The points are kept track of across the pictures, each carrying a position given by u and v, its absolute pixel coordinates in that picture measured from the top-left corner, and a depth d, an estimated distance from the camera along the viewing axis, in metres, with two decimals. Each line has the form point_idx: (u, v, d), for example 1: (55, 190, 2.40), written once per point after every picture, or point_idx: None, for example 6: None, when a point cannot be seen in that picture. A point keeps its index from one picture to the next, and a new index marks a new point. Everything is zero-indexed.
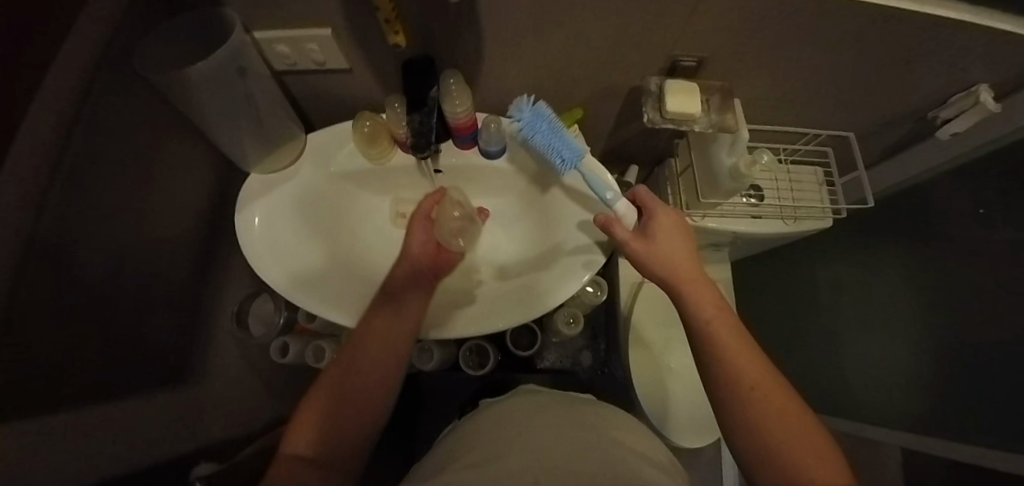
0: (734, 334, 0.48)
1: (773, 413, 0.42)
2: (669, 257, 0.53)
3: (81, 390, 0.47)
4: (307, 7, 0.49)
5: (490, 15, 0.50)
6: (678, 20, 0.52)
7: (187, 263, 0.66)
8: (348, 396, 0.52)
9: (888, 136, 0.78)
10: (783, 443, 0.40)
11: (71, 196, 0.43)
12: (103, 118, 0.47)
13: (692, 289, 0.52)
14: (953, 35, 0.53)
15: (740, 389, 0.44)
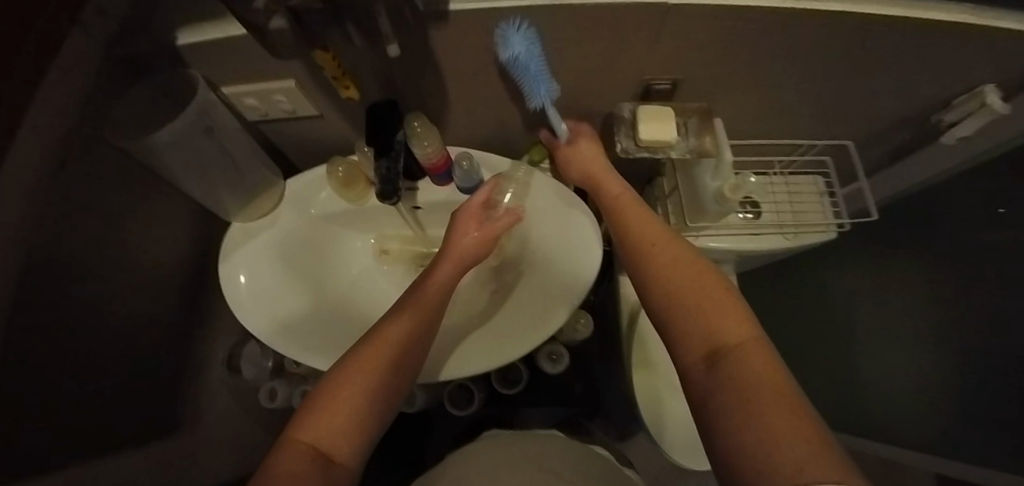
0: (665, 239, 0.45)
1: (694, 295, 0.38)
2: (586, 163, 0.57)
3: (69, 453, 0.47)
4: (267, 61, 0.49)
5: (448, 57, 0.49)
6: (645, 45, 0.50)
7: (174, 313, 0.66)
8: (396, 375, 0.41)
9: (890, 142, 0.73)
10: (704, 317, 0.36)
11: (50, 267, 0.44)
12: (77, 185, 0.47)
13: (603, 185, 0.54)
14: (948, 39, 0.50)
15: (661, 287, 0.40)
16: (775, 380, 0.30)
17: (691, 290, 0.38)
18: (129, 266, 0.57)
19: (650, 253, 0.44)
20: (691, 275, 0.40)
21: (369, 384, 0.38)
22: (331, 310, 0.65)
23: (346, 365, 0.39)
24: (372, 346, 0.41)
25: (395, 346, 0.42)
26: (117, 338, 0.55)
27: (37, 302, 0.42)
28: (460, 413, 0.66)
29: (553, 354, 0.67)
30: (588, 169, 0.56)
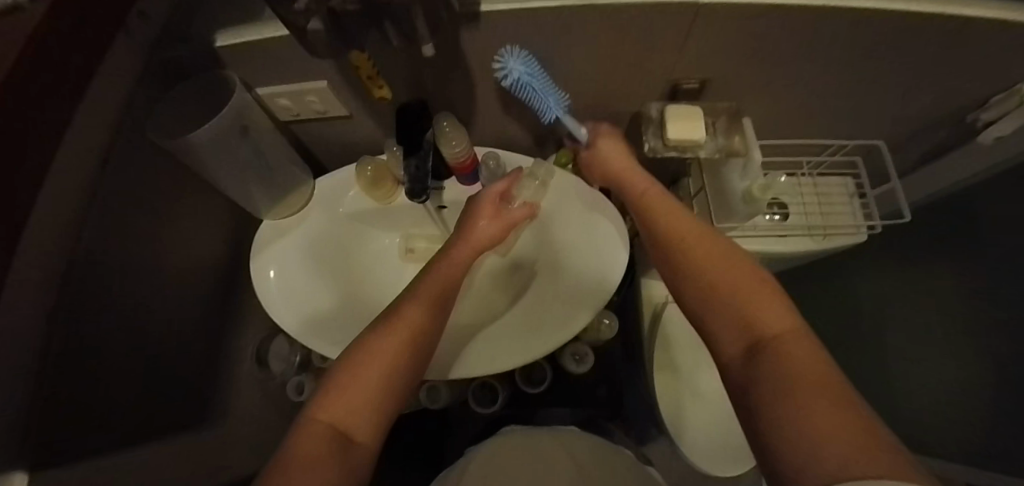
0: (702, 234, 0.45)
1: (734, 289, 0.38)
2: (616, 164, 0.57)
3: (108, 439, 0.49)
4: (303, 63, 0.51)
5: (478, 58, 0.50)
6: (674, 45, 0.50)
7: (209, 306, 0.69)
8: (415, 358, 0.42)
9: (925, 143, 0.71)
10: (747, 309, 0.36)
11: (90, 254, 0.45)
12: (122, 181, 0.49)
13: (638, 185, 0.54)
14: (986, 35, 0.49)
15: (699, 283, 0.41)
16: (822, 367, 0.30)
17: (731, 283, 0.39)
18: (167, 261, 0.59)
19: (686, 249, 0.44)
20: (728, 269, 0.40)
21: (388, 365, 0.39)
22: (357, 308, 0.66)
23: (367, 344, 0.40)
24: (392, 328, 0.42)
25: (415, 329, 0.43)
26: (154, 331, 0.57)
27: (76, 289, 0.44)
28: (484, 412, 0.66)
29: (577, 354, 0.67)
30: (618, 167, 0.56)
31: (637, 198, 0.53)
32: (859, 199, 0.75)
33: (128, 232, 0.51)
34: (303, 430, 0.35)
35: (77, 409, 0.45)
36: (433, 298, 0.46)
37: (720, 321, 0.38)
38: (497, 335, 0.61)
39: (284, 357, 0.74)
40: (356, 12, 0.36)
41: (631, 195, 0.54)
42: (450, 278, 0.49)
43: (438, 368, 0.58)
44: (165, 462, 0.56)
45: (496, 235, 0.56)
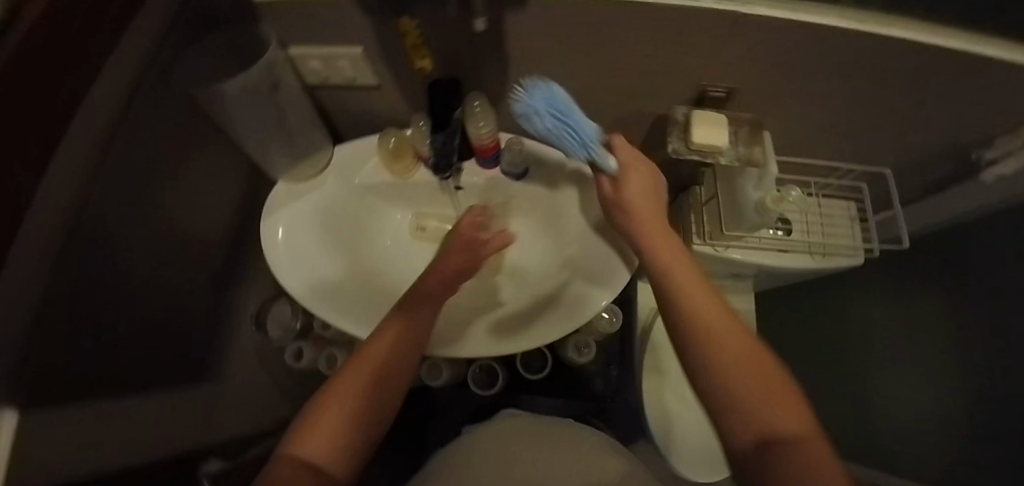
0: (697, 281, 0.44)
1: (724, 343, 0.39)
2: (638, 206, 0.49)
3: (106, 384, 0.48)
4: (341, 27, 0.51)
5: (517, 41, 0.50)
6: (709, 51, 0.51)
7: (215, 264, 0.68)
8: (384, 392, 0.44)
9: (929, 174, 0.74)
10: (738, 371, 0.37)
11: (106, 192, 0.44)
12: (144, 125, 0.49)
13: (658, 239, 0.48)
14: (1002, 75, 0.51)
15: (700, 331, 0.40)
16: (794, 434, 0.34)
17: (725, 338, 0.39)
18: (179, 212, 0.58)
19: (687, 294, 0.42)
20: (723, 323, 0.40)
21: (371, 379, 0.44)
22: (363, 279, 0.66)
23: (358, 365, 0.44)
24: (379, 344, 0.45)
25: (398, 349, 0.46)
26: (160, 281, 0.56)
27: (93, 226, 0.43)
28: (484, 391, 0.67)
29: (581, 345, 0.69)
30: (636, 193, 0.50)
31: (656, 249, 0.47)
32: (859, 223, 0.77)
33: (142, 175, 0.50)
34: (282, 464, 0.39)
35: (73, 351, 0.43)
36: (403, 332, 0.47)
37: (713, 375, 0.38)
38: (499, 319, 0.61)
39: (284, 323, 0.73)
40: None
41: (637, 224, 0.49)
42: (421, 311, 0.49)
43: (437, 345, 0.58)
44: (154, 415, 0.56)
45: (474, 262, 0.52)
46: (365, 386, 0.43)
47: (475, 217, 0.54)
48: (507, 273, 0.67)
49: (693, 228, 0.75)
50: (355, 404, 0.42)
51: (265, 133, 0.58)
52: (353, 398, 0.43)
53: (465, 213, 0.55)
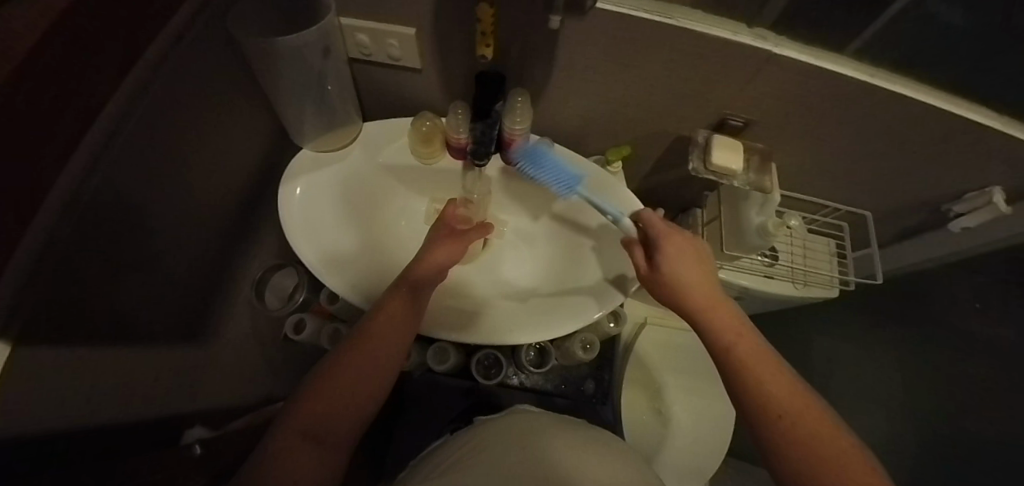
0: (749, 347, 0.47)
1: (794, 409, 0.41)
2: (687, 282, 0.52)
3: (99, 328, 0.45)
4: (404, 6, 0.53)
5: (569, 47, 0.54)
6: (738, 81, 0.56)
7: (225, 223, 0.66)
8: (359, 392, 0.47)
9: (903, 222, 0.83)
10: (810, 431, 0.39)
11: (135, 125, 0.43)
12: (180, 68, 0.47)
13: (708, 312, 0.50)
14: (976, 134, 0.59)
15: (769, 405, 0.42)
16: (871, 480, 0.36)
17: (791, 405, 0.41)
18: (200, 163, 0.57)
19: (750, 371, 0.45)
20: (781, 385, 0.43)
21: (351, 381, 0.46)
22: (375, 258, 0.65)
23: (340, 368, 0.47)
24: (364, 347, 0.48)
25: (382, 349, 0.49)
26: (168, 231, 0.54)
27: (123, 156, 0.42)
28: (485, 381, 0.73)
29: (585, 343, 0.74)
30: (683, 270, 0.52)
31: (708, 319, 0.50)
32: (839, 259, 0.85)
33: (170, 115, 0.48)
34: (269, 440, 0.44)
35: (71, 289, 0.40)
36: (390, 335, 0.49)
37: (791, 450, 0.39)
38: (500, 311, 0.62)
39: (284, 293, 0.72)
40: None
41: (686, 299, 0.51)
42: (409, 316, 0.51)
43: (436, 327, 0.58)
44: (140, 369, 0.53)
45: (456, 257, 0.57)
46: (344, 386, 0.46)
47: (457, 210, 0.59)
48: (513, 271, 0.68)
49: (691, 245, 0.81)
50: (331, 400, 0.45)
51: (304, 98, 0.59)
52: (330, 394, 0.46)
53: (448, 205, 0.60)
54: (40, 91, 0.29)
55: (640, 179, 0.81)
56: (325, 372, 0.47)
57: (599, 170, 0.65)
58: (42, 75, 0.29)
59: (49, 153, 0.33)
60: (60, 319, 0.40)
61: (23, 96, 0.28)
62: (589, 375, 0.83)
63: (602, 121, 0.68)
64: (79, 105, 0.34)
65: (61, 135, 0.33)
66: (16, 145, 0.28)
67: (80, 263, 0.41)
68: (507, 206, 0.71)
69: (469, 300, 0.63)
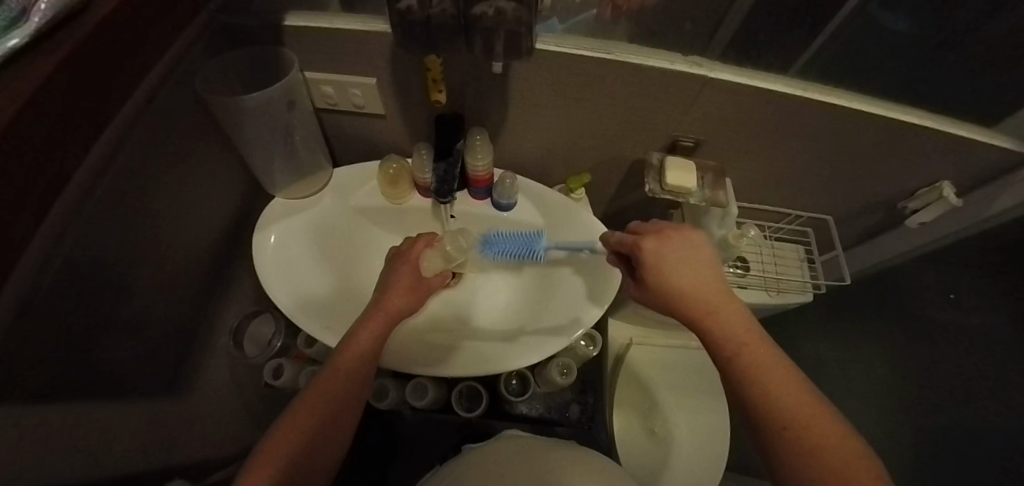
0: (756, 350, 0.43)
1: (799, 413, 0.38)
2: (683, 283, 0.46)
3: (70, 385, 0.45)
4: (362, 58, 0.57)
5: (520, 83, 0.57)
6: (682, 105, 0.60)
7: (202, 273, 0.67)
8: (328, 431, 0.48)
9: (863, 222, 0.86)
10: (819, 435, 0.37)
11: (109, 185, 0.45)
12: (149, 129, 0.50)
13: (712, 314, 0.45)
14: (916, 133, 0.63)
15: (774, 412, 0.39)
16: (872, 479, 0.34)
17: (796, 410, 0.39)
18: (174, 216, 0.58)
19: (758, 376, 0.41)
20: (786, 386, 0.40)
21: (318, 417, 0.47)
22: (351, 298, 0.66)
23: (304, 417, 0.46)
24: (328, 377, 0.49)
25: (349, 375, 0.49)
26: (144, 286, 0.55)
27: (99, 216, 0.44)
28: (467, 415, 0.74)
29: (563, 368, 0.76)
30: (681, 269, 0.47)
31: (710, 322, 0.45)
32: (808, 264, 0.87)
33: (142, 174, 0.50)
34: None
35: (40, 347, 0.40)
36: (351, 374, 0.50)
37: (805, 462, 0.36)
38: (470, 346, 0.62)
39: (262, 340, 0.75)
40: (449, 24, 0.45)
41: (683, 300, 0.46)
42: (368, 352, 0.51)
43: (411, 364, 0.59)
44: (117, 424, 0.52)
45: (416, 279, 0.58)
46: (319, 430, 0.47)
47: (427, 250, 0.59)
48: (484, 305, 0.69)
49: None
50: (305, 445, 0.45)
51: (273, 149, 0.61)
52: (303, 440, 0.45)
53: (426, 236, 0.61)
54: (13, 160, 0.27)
55: (606, 202, 0.84)
56: (298, 420, 0.46)
57: (565, 199, 0.68)
58: (21, 144, 0.27)
59: (23, 225, 0.29)
60: (38, 377, 0.40)
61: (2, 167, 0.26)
62: (574, 400, 0.85)
63: (562, 151, 0.71)
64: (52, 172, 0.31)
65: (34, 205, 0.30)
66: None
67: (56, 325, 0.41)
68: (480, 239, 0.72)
69: (440, 337, 0.64)
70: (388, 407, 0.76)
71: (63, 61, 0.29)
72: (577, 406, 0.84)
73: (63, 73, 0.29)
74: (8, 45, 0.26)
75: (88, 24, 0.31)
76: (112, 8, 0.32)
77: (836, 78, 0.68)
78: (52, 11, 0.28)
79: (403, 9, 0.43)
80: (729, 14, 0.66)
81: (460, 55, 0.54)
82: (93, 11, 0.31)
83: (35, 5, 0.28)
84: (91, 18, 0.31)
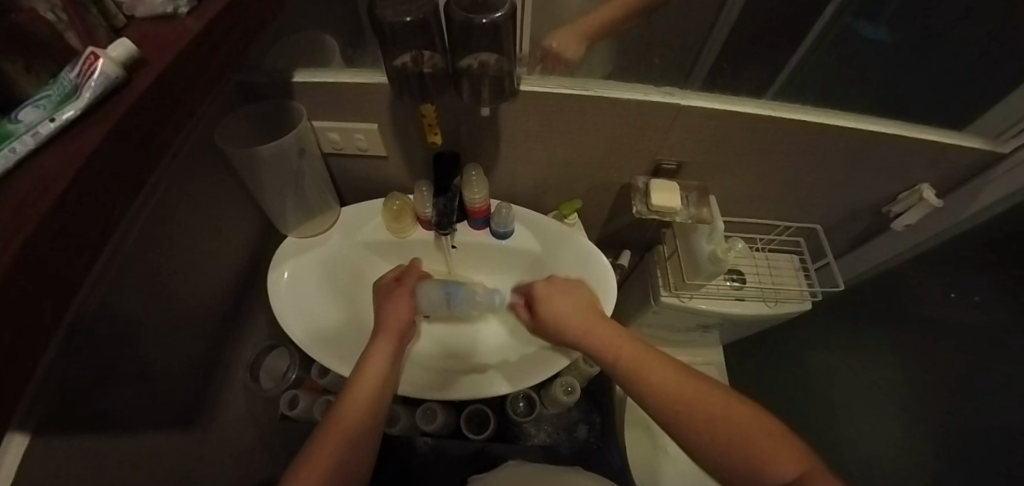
0: (634, 352, 0.52)
1: (686, 399, 0.46)
2: (565, 314, 0.57)
3: (97, 416, 0.48)
4: (364, 107, 0.63)
5: (509, 120, 0.63)
6: (661, 130, 0.64)
7: (223, 310, 0.72)
8: (359, 445, 0.50)
9: (852, 229, 0.89)
10: (707, 414, 0.45)
11: (144, 226, 0.52)
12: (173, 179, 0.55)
13: (595, 336, 0.54)
14: (887, 143, 0.67)
15: (665, 404, 0.47)
16: (768, 437, 0.42)
17: (680, 395, 0.47)
18: (196, 256, 0.63)
19: (642, 376, 0.49)
20: (672, 380, 0.48)
21: (344, 440, 0.49)
22: (359, 329, 0.70)
23: (335, 428, 0.50)
24: (348, 403, 0.52)
25: (373, 399, 0.52)
26: (169, 322, 0.59)
27: (127, 258, 0.50)
28: (476, 437, 0.76)
29: (566, 386, 0.78)
30: (561, 305, 0.58)
31: (598, 343, 0.54)
32: (804, 273, 0.88)
33: (166, 219, 0.55)
34: None
35: (68, 379, 0.43)
36: (374, 389, 0.53)
37: (701, 435, 0.44)
38: (468, 371, 0.65)
39: (277, 373, 0.78)
40: (439, 75, 0.51)
41: (569, 327, 0.56)
42: (384, 368, 0.55)
43: (416, 387, 0.62)
44: (143, 456, 0.55)
45: (410, 312, 0.62)
46: (352, 439, 0.50)
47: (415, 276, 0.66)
48: (486, 333, 0.72)
49: (660, 281, 0.83)
50: (345, 455, 0.49)
51: (285, 193, 0.66)
52: (343, 451, 0.49)
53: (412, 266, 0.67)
54: (65, 219, 0.28)
55: (601, 225, 0.87)
56: (332, 437, 0.49)
57: (557, 224, 0.71)
58: (74, 204, 0.29)
59: (74, 278, 0.30)
60: (76, 406, 0.45)
61: (57, 223, 0.28)
62: (581, 420, 0.89)
63: (554, 179, 0.75)
64: (102, 226, 0.32)
65: (84, 257, 0.31)
66: (31, 279, 0.26)
67: (83, 361, 0.45)
68: (481, 265, 0.75)
69: (442, 365, 0.67)
70: (398, 433, 0.77)
71: (111, 127, 0.31)
72: (584, 425, 0.88)
73: (123, 123, 0.32)
74: (62, 118, 0.30)
75: (132, 92, 0.33)
76: (154, 75, 0.34)
77: (805, 96, 0.73)
78: (102, 87, 0.31)
79: (398, 64, 0.49)
80: (700, 58, 0.77)
81: (452, 100, 0.59)
82: (138, 80, 0.34)
83: (87, 82, 0.31)
84: (134, 87, 0.33)
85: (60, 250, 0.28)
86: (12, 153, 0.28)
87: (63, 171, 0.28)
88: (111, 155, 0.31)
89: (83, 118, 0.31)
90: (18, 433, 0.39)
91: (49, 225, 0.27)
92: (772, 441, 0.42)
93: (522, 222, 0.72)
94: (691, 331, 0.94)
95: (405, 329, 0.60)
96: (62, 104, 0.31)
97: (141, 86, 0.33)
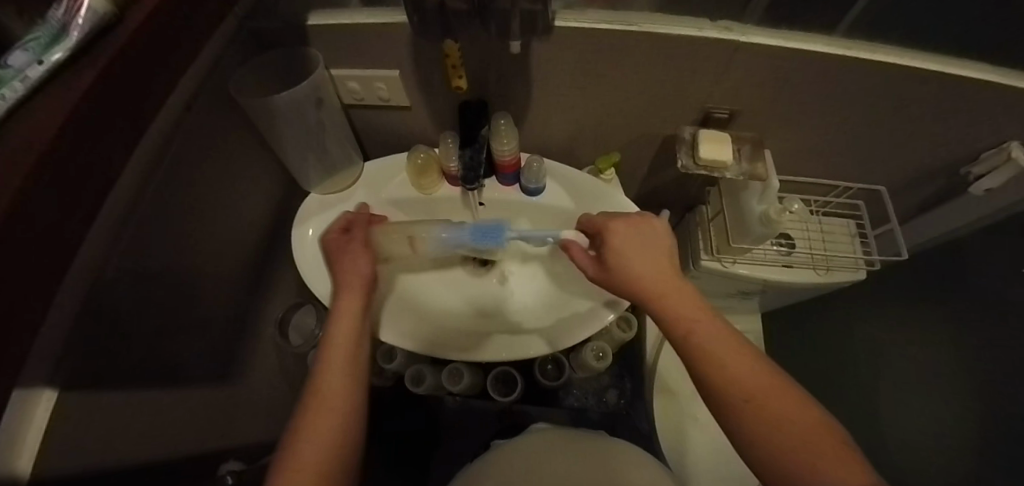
0: (723, 332, 0.43)
1: (757, 389, 0.38)
2: (637, 274, 0.48)
3: (122, 375, 0.48)
4: (384, 51, 0.58)
5: (540, 63, 0.57)
6: (711, 75, 0.57)
7: (251, 266, 0.72)
8: (354, 402, 0.44)
9: (921, 191, 0.80)
10: (777, 418, 0.37)
11: (165, 181, 0.50)
12: (189, 131, 0.53)
13: (666, 305, 0.46)
14: (980, 91, 0.57)
15: (733, 389, 0.39)
16: (839, 444, 0.35)
17: (752, 384, 0.39)
18: (217, 214, 0.62)
19: (709, 346, 0.42)
20: (743, 365, 0.40)
21: (338, 403, 0.43)
22: None
23: (324, 387, 0.43)
24: (328, 369, 0.45)
25: (350, 359, 0.47)
26: (195, 281, 0.59)
27: (147, 221, 0.48)
28: (502, 399, 0.75)
29: (597, 351, 0.75)
30: (638, 260, 0.49)
31: (653, 300, 0.46)
32: (861, 238, 0.81)
33: (185, 175, 0.54)
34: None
35: (93, 339, 0.43)
36: (345, 348, 0.47)
37: (774, 442, 0.36)
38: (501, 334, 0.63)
39: (306, 331, 0.77)
40: (466, 12, 0.45)
41: (640, 284, 0.47)
42: (357, 321, 0.50)
43: (456, 350, 0.62)
44: (175, 410, 0.56)
45: (370, 264, 0.55)
46: (335, 398, 0.43)
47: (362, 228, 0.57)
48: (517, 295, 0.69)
49: (701, 244, 0.78)
50: (343, 412, 0.42)
51: (308, 146, 0.64)
52: (343, 405, 0.43)
53: (353, 219, 0.58)
54: (59, 168, 0.26)
55: (639, 182, 0.82)
56: (325, 395, 0.43)
57: (595, 180, 0.66)
58: (69, 152, 0.26)
59: (77, 230, 0.28)
60: (97, 369, 0.44)
61: (50, 174, 0.25)
62: (612, 385, 0.88)
63: (590, 131, 0.69)
64: (104, 175, 0.30)
65: (81, 209, 0.29)
66: (31, 228, 0.24)
67: (107, 321, 0.45)
68: (511, 225, 0.72)
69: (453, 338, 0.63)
70: (424, 393, 0.77)
71: (100, 71, 0.28)
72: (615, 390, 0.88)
73: (117, 69, 0.29)
74: (51, 61, 0.27)
75: (123, 31, 0.30)
76: (147, 13, 0.31)
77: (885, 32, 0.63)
78: (90, 26, 0.28)
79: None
80: None
81: (479, 38, 0.53)
82: (129, 18, 0.30)
83: (74, 19, 0.27)
84: (125, 27, 0.30)
85: (55, 204, 0.26)
86: (1, 101, 0.25)
87: (50, 120, 0.26)
88: (103, 104, 0.29)
89: (75, 62, 0.28)
90: (46, 389, 0.39)
91: (41, 177, 0.25)
92: (842, 447, 0.35)
93: (557, 177, 0.68)
94: (731, 297, 0.88)
95: (369, 279, 0.53)
96: (51, 45, 0.27)
97: (132, 26, 0.30)
